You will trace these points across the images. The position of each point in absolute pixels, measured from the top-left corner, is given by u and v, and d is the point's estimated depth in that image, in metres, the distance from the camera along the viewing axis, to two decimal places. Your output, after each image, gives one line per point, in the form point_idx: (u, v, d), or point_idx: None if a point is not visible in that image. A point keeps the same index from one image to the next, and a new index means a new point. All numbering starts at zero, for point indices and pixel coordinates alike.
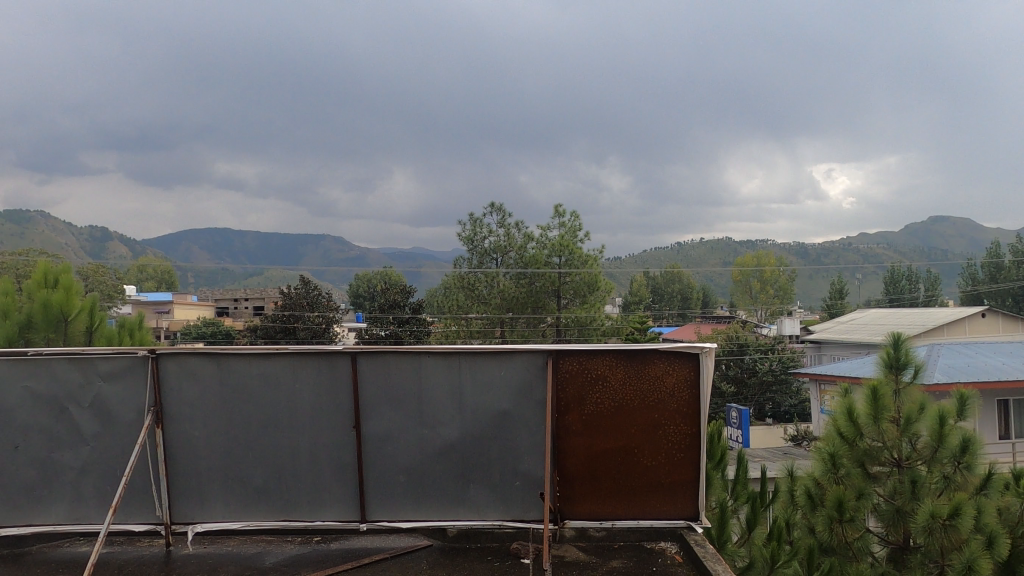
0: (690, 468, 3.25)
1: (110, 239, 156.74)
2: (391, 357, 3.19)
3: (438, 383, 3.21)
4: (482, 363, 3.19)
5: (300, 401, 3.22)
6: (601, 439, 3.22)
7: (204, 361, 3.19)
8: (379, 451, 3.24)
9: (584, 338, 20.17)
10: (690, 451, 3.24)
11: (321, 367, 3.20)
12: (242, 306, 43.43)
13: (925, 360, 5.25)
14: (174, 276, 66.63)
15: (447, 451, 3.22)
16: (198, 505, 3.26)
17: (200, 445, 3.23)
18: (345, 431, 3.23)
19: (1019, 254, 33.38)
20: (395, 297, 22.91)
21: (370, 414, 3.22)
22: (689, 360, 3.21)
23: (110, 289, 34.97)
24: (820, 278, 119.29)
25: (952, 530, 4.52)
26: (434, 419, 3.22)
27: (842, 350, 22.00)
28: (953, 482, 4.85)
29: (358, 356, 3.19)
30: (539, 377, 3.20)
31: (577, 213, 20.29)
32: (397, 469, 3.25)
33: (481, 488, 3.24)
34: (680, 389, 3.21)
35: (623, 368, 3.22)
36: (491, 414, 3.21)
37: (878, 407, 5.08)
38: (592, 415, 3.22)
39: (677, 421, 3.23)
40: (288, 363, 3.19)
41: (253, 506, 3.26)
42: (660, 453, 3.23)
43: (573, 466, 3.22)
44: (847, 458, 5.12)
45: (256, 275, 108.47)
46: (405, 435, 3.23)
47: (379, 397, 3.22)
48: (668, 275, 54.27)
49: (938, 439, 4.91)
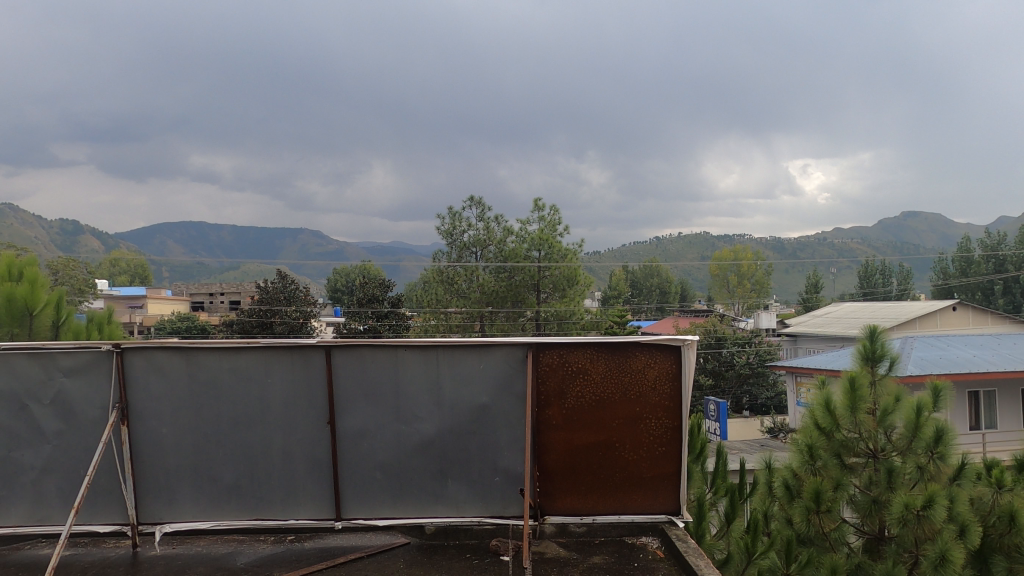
0: (672, 462, 3.23)
1: (81, 232, 153.59)
2: (367, 351, 3.13)
3: (416, 378, 3.15)
4: (460, 357, 3.14)
5: (272, 397, 3.15)
6: (582, 433, 3.19)
7: (173, 356, 3.11)
8: (355, 448, 3.18)
9: (563, 332, 20.13)
10: (673, 445, 3.22)
11: (294, 362, 3.13)
12: (218, 301, 42.88)
13: (900, 352, 5.32)
14: (148, 270, 65.51)
15: (424, 446, 3.17)
16: (166, 505, 3.18)
17: (168, 442, 3.15)
18: (319, 427, 3.16)
19: (988, 249, 34.04)
20: (374, 291, 22.73)
21: (345, 410, 3.16)
22: (671, 352, 3.19)
23: (82, 283, 34.30)
24: (796, 273, 120.87)
25: (925, 521, 4.57)
26: (411, 414, 3.17)
27: (818, 343, 22.29)
28: (928, 472, 4.89)
29: (333, 350, 3.13)
30: (518, 371, 3.16)
31: (557, 207, 20.47)
32: (372, 466, 3.19)
33: (459, 484, 3.19)
34: (662, 382, 3.19)
35: (604, 361, 3.19)
36: (470, 408, 3.16)
37: (856, 399, 5.13)
38: (573, 409, 3.19)
39: (658, 414, 3.20)
40: (260, 357, 3.12)
41: (224, 505, 3.19)
42: (642, 447, 3.21)
43: (553, 460, 3.19)
44: (824, 449, 5.16)
45: (233, 270, 107.19)
46: (382, 431, 3.18)
47: (355, 392, 3.16)
48: (646, 269, 54.56)
49: (913, 430, 4.96)
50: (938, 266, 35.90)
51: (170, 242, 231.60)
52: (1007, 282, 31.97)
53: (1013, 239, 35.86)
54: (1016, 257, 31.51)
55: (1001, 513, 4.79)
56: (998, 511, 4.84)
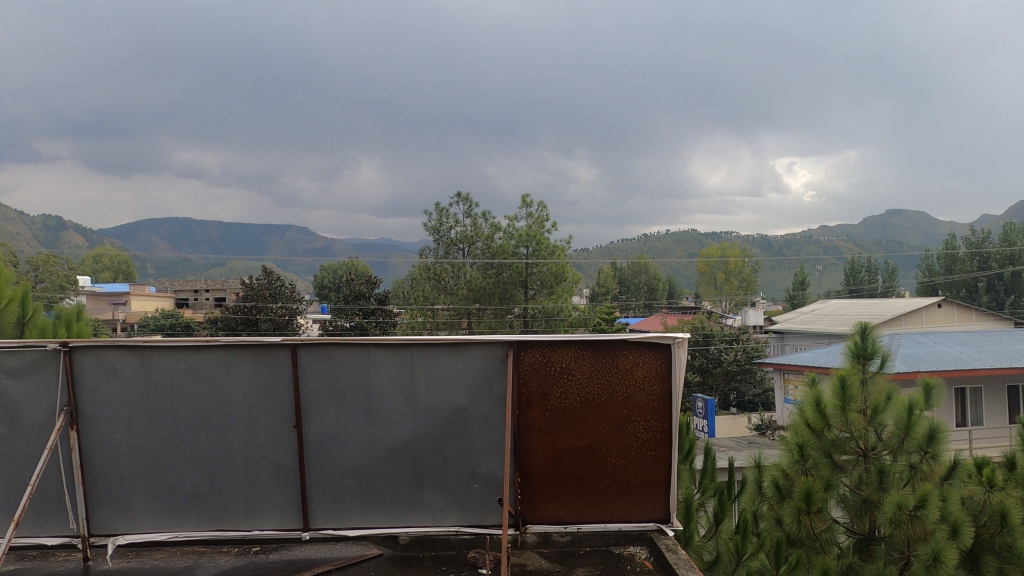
0: (663, 466, 3.11)
1: (64, 228, 151.66)
2: (335, 349, 3.00)
3: (389, 379, 3.02)
4: (436, 356, 3.01)
5: (235, 399, 3.01)
6: (566, 438, 3.07)
7: (125, 355, 2.96)
8: (325, 453, 3.04)
9: (551, 330, 20.03)
10: (664, 447, 3.11)
11: (258, 362, 2.99)
12: (203, 298, 42.38)
13: (891, 349, 5.23)
14: (132, 266, 64.74)
15: (397, 451, 3.04)
16: (120, 516, 3.02)
17: (121, 448, 3.00)
18: (285, 431, 3.03)
19: (972, 246, 34.30)
20: (361, 288, 22.47)
21: (314, 414, 3.03)
22: (660, 350, 3.08)
23: (62, 279, 33.72)
24: (783, 270, 121.68)
25: (917, 521, 4.48)
26: (383, 418, 3.03)
27: (805, 341, 22.32)
28: (919, 471, 4.80)
29: (299, 349, 2.99)
30: (498, 371, 3.04)
31: (545, 204, 20.39)
32: (343, 472, 3.05)
33: (435, 491, 3.06)
34: (651, 383, 3.07)
35: (589, 360, 3.07)
36: (446, 411, 3.03)
37: (846, 398, 5.03)
38: (557, 412, 3.06)
39: (647, 416, 3.09)
40: (221, 357, 2.98)
41: (183, 515, 3.04)
42: (631, 451, 3.10)
43: (535, 466, 3.06)
44: (814, 449, 5.08)
45: (219, 269, 106.43)
46: (353, 435, 3.04)
47: (323, 394, 3.03)
48: (634, 267, 54.52)
49: (903, 429, 4.88)
50: (924, 263, 36.16)
51: (155, 239, 229.40)
52: (991, 279, 32.23)
53: (997, 237, 36.18)
54: (1000, 254, 31.78)
55: (992, 512, 4.73)
56: (990, 510, 4.78)
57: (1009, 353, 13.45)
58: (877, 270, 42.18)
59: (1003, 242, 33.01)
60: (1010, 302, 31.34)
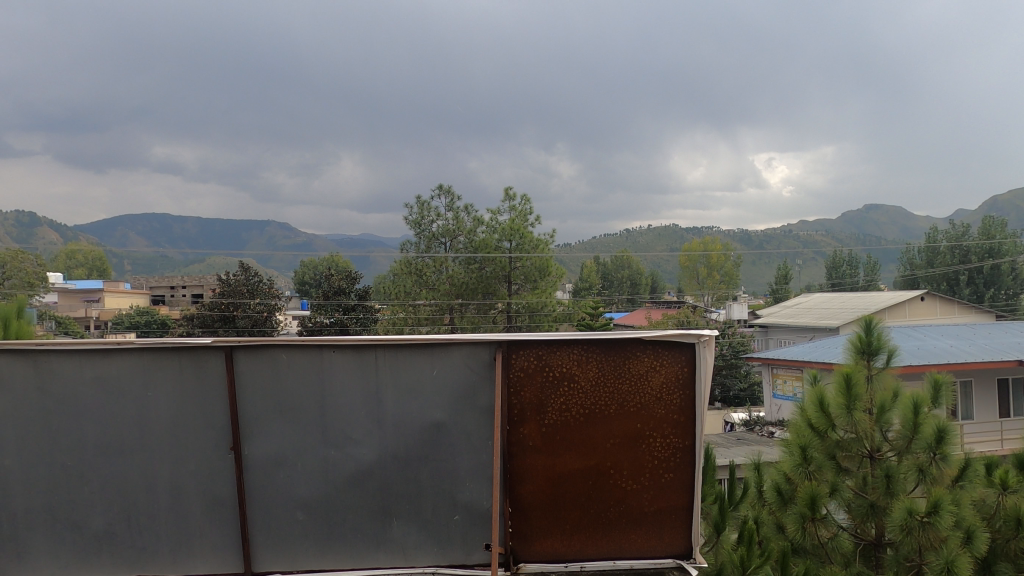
0: (676, 487, 2.80)
1: (38, 224, 148.70)
2: (282, 354, 2.67)
3: (349, 390, 2.69)
4: (408, 360, 2.67)
5: (154, 415, 2.67)
6: (562, 455, 2.74)
7: (18, 365, 2.62)
8: (270, 481, 2.70)
9: (535, 325, 19.86)
10: (680, 465, 2.79)
11: (186, 370, 2.66)
12: (180, 294, 41.23)
13: (896, 343, 4.96)
14: (108, 262, 63.24)
15: (359, 477, 2.69)
16: (15, 560, 2.66)
17: (13, 476, 2.64)
18: (221, 453, 2.68)
19: (953, 239, 34.51)
20: (340, 283, 21.44)
21: (258, 434, 2.69)
22: (681, 353, 2.75)
23: (31, 276, 32.55)
24: (764, 265, 122.41)
25: (930, 529, 4.19)
26: (342, 437, 2.69)
27: (789, 335, 22.20)
28: (930, 475, 4.49)
29: (236, 351, 2.67)
30: (485, 377, 2.70)
31: (528, 197, 20.08)
32: (292, 503, 2.70)
33: (405, 526, 2.71)
34: (671, 390, 2.76)
35: (596, 363, 2.75)
36: (418, 427, 2.69)
37: (852, 397, 4.68)
38: (552, 427, 2.74)
39: (663, 430, 2.78)
40: (139, 364, 2.64)
41: (91, 558, 2.68)
42: (640, 470, 2.78)
43: (528, 488, 2.73)
44: (818, 450, 4.77)
45: (197, 265, 104.60)
46: (307, 459, 2.69)
47: (270, 409, 2.69)
48: (617, 262, 54.35)
49: (911, 429, 4.58)
50: (905, 257, 36.42)
51: (132, 234, 225.22)
52: (972, 273, 32.41)
53: (976, 230, 36.51)
54: (980, 247, 32.06)
55: (1006, 517, 4.49)
56: (1003, 514, 4.54)
57: (996, 346, 13.38)
58: (858, 264, 42.34)
59: (983, 236, 33.29)
60: (990, 295, 31.63)
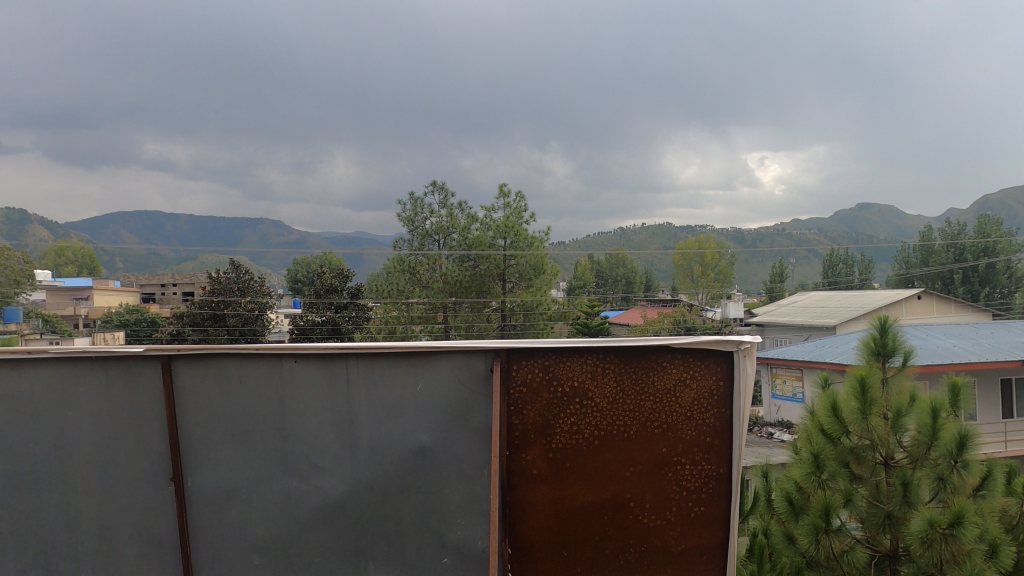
0: (708, 518, 2.60)
1: (28, 222, 147.28)
2: (235, 365, 2.49)
3: (319, 408, 2.49)
4: (389, 371, 2.48)
5: (77, 440, 2.50)
6: (570, 479, 2.55)
7: None
8: (220, 517, 2.49)
9: (529, 324, 19.61)
10: (713, 496, 2.60)
11: (114, 385, 2.49)
12: (171, 292, 40.80)
13: (913, 344, 4.73)
14: (98, 261, 62.77)
15: (328, 512, 2.48)
16: None
17: None
18: (160, 485, 2.50)
19: (949, 238, 34.47)
20: (332, 281, 20.89)
21: (204, 462, 2.50)
22: (714, 364, 2.59)
23: (17, 274, 32.01)
24: (757, 265, 122.87)
25: (952, 542, 3.91)
26: (307, 466, 2.49)
27: (785, 333, 21.97)
28: (950, 483, 4.25)
29: (176, 361, 2.48)
30: (482, 392, 2.50)
31: (523, 194, 19.85)
32: (248, 545, 2.48)
33: (382, 569, 2.47)
34: (704, 407, 2.59)
35: (612, 377, 2.57)
36: (399, 452, 2.48)
37: (868, 402, 4.38)
38: (559, 451, 2.55)
39: (692, 455, 2.59)
40: (59, 380, 2.50)
41: None
42: (662, 500, 2.58)
43: (533, 518, 2.53)
44: (832, 458, 4.49)
45: (189, 263, 104.12)
46: (266, 492, 2.49)
47: (217, 430, 2.49)
48: (611, 259, 54.55)
49: (930, 435, 4.31)
50: (900, 255, 36.32)
51: (124, 231, 223.81)
52: (967, 272, 32.35)
53: (970, 229, 36.48)
54: (974, 246, 32.03)
55: None
56: None
57: (998, 345, 13.20)
58: (853, 262, 42.32)
59: (978, 234, 33.22)
60: (984, 295, 31.49)
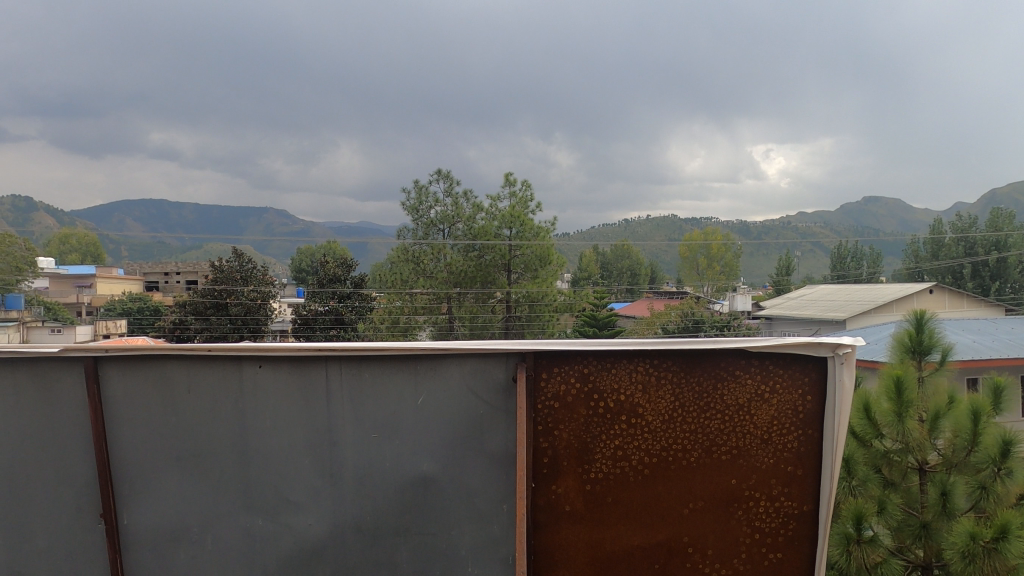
0: (785, 565, 2.57)
1: (34, 210, 147.26)
2: (185, 376, 2.46)
3: (302, 428, 2.46)
4: (388, 381, 2.45)
5: None
6: (619, 511, 2.55)
7: None
8: (166, 558, 2.46)
9: (535, 316, 19.24)
10: (793, 537, 2.56)
11: (25, 396, 2.44)
12: (174, 280, 40.67)
13: (950, 340, 4.47)
14: (101, 248, 62.63)
15: (304, 554, 2.46)
16: None
17: None
18: (89, 524, 2.46)
19: (959, 231, 33.96)
20: (335, 270, 20.61)
21: (138, 500, 2.47)
22: (804, 377, 2.54)
23: (18, 262, 31.76)
24: (762, 257, 122.18)
25: (996, 557, 3.60)
26: (279, 503, 2.47)
27: (793, 327, 21.63)
28: (993, 492, 3.93)
29: (105, 364, 2.45)
30: (502, 405, 2.47)
31: (529, 183, 19.49)
32: None
33: None
34: (787, 432, 2.55)
35: (669, 396, 2.55)
36: (399, 482, 2.46)
37: (903, 402, 4.05)
38: (597, 481, 2.55)
39: (767, 487, 2.55)
40: None
41: None
42: (726, 543, 2.55)
43: (570, 552, 2.54)
44: (862, 462, 4.21)
45: (193, 250, 104.17)
46: (225, 530, 2.47)
47: (163, 456, 2.47)
48: (616, 251, 54.44)
49: (970, 439, 4.03)
50: (909, 248, 35.87)
51: (130, 219, 224.10)
52: (976, 266, 31.95)
53: (980, 222, 36.00)
54: (985, 240, 31.59)
55: None
56: None
57: (1017, 342, 12.86)
58: (861, 255, 41.96)
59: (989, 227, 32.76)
60: (995, 289, 30.93)
